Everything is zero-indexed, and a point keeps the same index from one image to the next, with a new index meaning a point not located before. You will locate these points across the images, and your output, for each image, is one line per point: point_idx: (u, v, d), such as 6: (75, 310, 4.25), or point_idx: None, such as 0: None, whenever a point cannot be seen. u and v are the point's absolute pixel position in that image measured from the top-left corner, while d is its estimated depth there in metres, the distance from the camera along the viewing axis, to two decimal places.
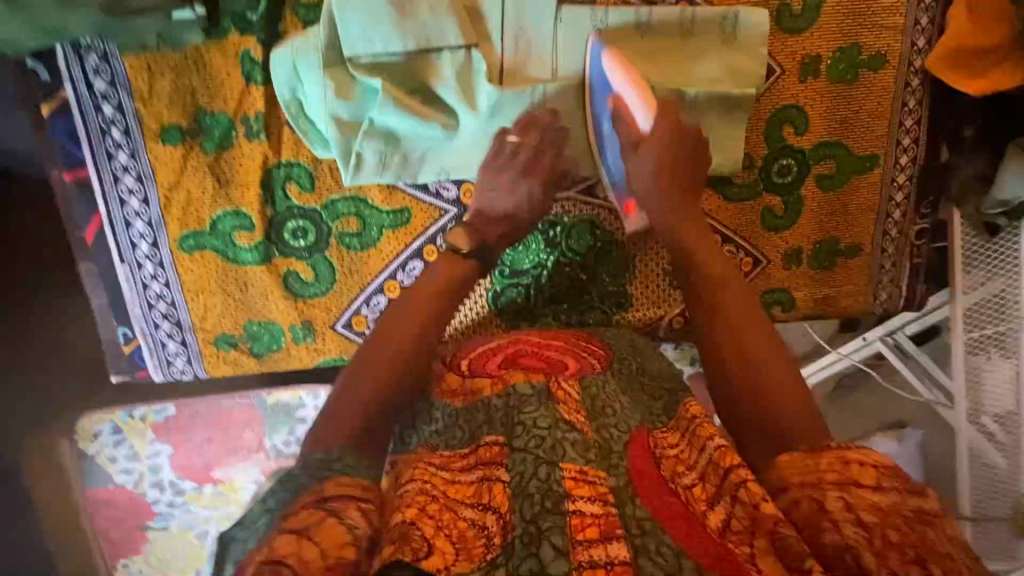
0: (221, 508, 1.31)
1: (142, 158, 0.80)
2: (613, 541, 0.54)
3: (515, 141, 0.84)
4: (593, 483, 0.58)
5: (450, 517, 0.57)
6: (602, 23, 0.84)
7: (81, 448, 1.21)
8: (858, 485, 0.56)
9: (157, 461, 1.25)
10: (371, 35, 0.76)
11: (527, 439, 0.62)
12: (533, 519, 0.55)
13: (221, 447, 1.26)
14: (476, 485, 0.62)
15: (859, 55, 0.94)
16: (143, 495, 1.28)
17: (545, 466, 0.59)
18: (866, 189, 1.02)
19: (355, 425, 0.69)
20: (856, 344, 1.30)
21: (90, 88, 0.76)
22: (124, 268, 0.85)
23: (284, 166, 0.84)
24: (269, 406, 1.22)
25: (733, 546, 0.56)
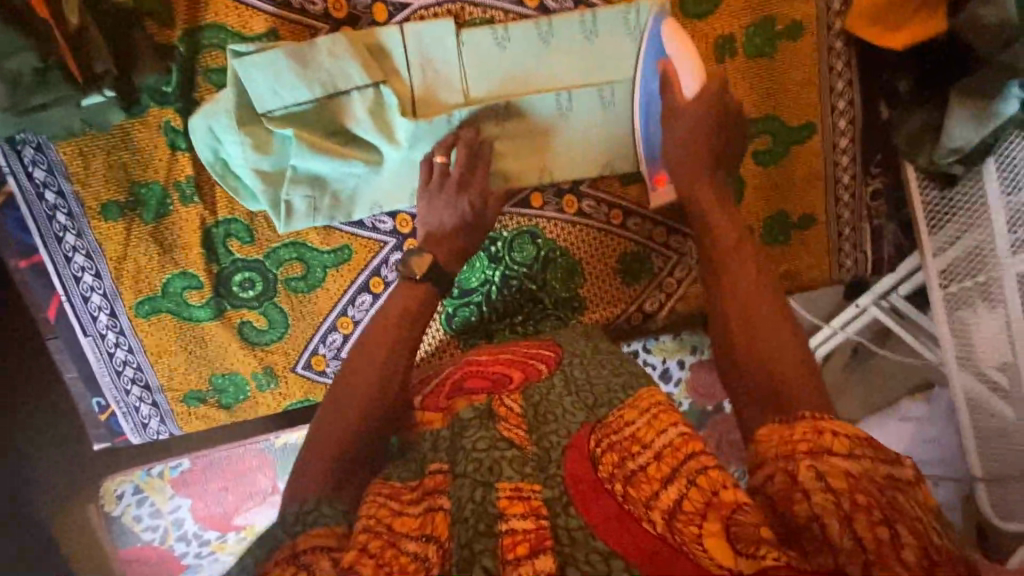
0: (249, 554, 1.27)
1: (87, 236, 0.85)
2: (540, 556, 0.52)
3: (442, 162, 0.83)
4: (527, 498, 0.56)
5: (391, 554, 0.55)
6: (505, 40, 0.86)
7: (107, 510, 1.23)
8: (829, 451, 0.54)
9: (179, 515, 1.24)
10: (278, 89, 0.79)
11: (466, 464, 0.59)
12: (467, 543, 0.53)
13: (237, 494, 1.25)
14: (423, 517, 0.59)
15: (774, 27, 0.93)
16: (171, 550, 1.25)
17: (480, 489, 0.56)
18: (808, 159, 1.00)
19: (328, 479, 0.65)
20: (849, 315, 1.14)
21: (31, 178, 0.82)
22: (89, 340, 0.89)
23: (222, 224, 0.87)
24: (279, 449, 1.25)
25: (680, 530, 0.54)
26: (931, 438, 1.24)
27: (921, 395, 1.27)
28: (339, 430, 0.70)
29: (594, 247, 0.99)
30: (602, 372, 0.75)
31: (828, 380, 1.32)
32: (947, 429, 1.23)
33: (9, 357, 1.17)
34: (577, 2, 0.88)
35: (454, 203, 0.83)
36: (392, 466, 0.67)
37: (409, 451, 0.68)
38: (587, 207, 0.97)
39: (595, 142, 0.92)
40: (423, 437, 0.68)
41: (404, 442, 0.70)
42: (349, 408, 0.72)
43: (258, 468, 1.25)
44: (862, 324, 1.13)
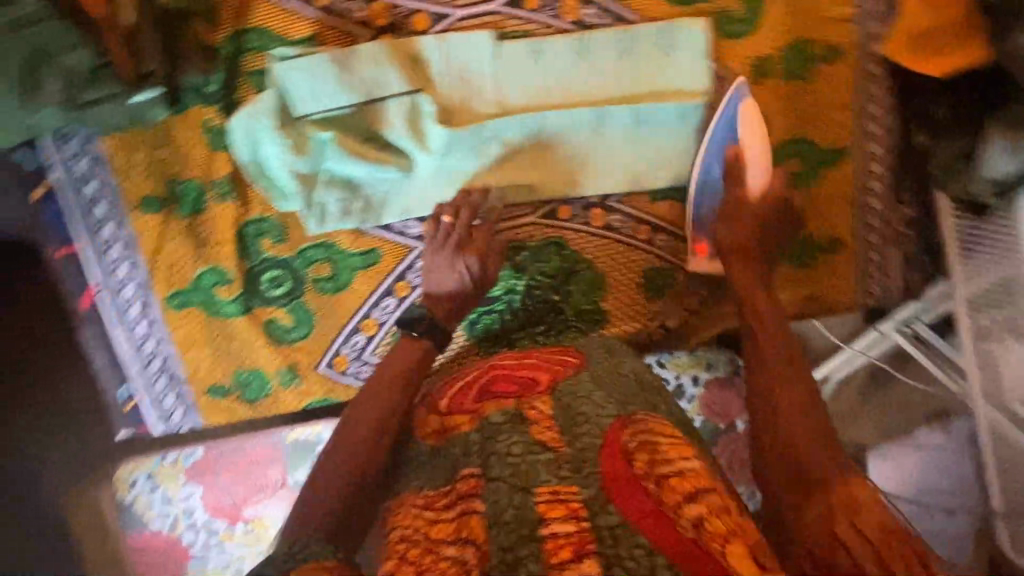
0: (255, 547, 1.26)
1: (126, 228, 0.87)
2: (584, 559, 0.56)
3: (449, 221, 0.86)
4: (565, 501, 0.60)
5: (431, 560, 0.61)
6: (541, 53, 0.87)
7: (119, 496, 1.26)
8: None
9: (190, 504, 1.26)
10: (320, 94, 0.82)
11: (501, 468, 0.63)
12: (510, 546, 0.57)
13: (248, 487, 1.27)
14: (457, 521, 0.64)
15: (811, 49, 0.93)
16: (180, 538, 1.27)
17: (519, 493, 0.61)
18: (837, 182, 1.00)
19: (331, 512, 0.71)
20: (871, 339, 1.10)
21: (75, 170, 0.84)
22: (120, 330, 0.91)
23: (256, 222, 0.89)
24: (291, 444, 1.26)
25: (708, 541, 0.57)
26: (948, 468, 1.20)
27: (938, 424, 1.22)
28: (345, 460, 0.75)
29: (619, 262, 0.99)
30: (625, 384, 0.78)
31: (843, 402, 1.31)
32: (965, 460, 1.19)
33: (38, 342, 1.20)
34: (615, 17, 0.88)
35: (453, 262, 0.87)
36: (420, 477, 0.72)
37: (439, 454, 0.73)
38: (614, 220, 0.97)
39: (626, 157, 0.93)
40: (455, 443, 0.72)
41: (434, 449, 0.75)
42: (373, 427, 0.78)
43: (269, 461, 1.27)
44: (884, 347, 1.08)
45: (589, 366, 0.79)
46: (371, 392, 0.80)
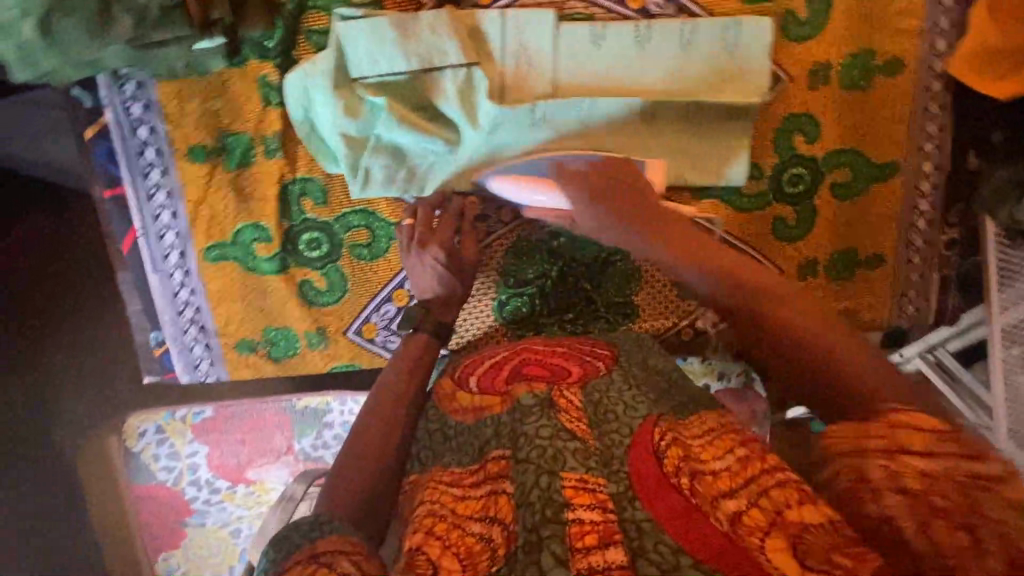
0: (254, 508, 1.31)
1: (172, 176, 0.87)
2: (612, 546, 0.55)
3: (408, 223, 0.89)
4: (593, 491, 0.59)
5: (457, 536, 0.60)
6: (602, 38, 0.86)
7: (128, 445, 1.27)
8: (907, 451, 0.53)
9: (195, 460, 1.28)
10: (376, 58, 0.81)
11: (529, 450, 0.63)
12: (534, 527, 0.57)
13: (254, 449, 1.28)
14: (485, 499, 0.64)
15: (874, 60, 0.91)
16: (182, 493, 1.29)
17: (546, 476, 0.60)
18: (885, 197, 0.98)
19: (357, 500, 0.70)
20: (893, 361, 1.04)
21: (128, 113, 0.84)
22: (156, 277, 0.91)
23: (299, 182, 0.90)
24: (299, 410, 1.27)
25: (744, 536, 0.56)
26: None
27: None
28: (374, 443, 0.76)
29: None
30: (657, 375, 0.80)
31: None
32: None
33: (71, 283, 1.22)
34: (680, 8, 0.87)
35: (420, 258, 0.87)
36: (449, 454, 0.73)
37: (465, 430, 0.74)
38: None
39: (674, 151, 0.92)
40: (484, 423, 0.72)
41: (462, 425, 0.75)
42: (395, 417, 0.79)
43: (277, 426, 1.28)
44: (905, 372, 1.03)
45: (623, 357, 0.82)
46: (382, 391, 0.82)
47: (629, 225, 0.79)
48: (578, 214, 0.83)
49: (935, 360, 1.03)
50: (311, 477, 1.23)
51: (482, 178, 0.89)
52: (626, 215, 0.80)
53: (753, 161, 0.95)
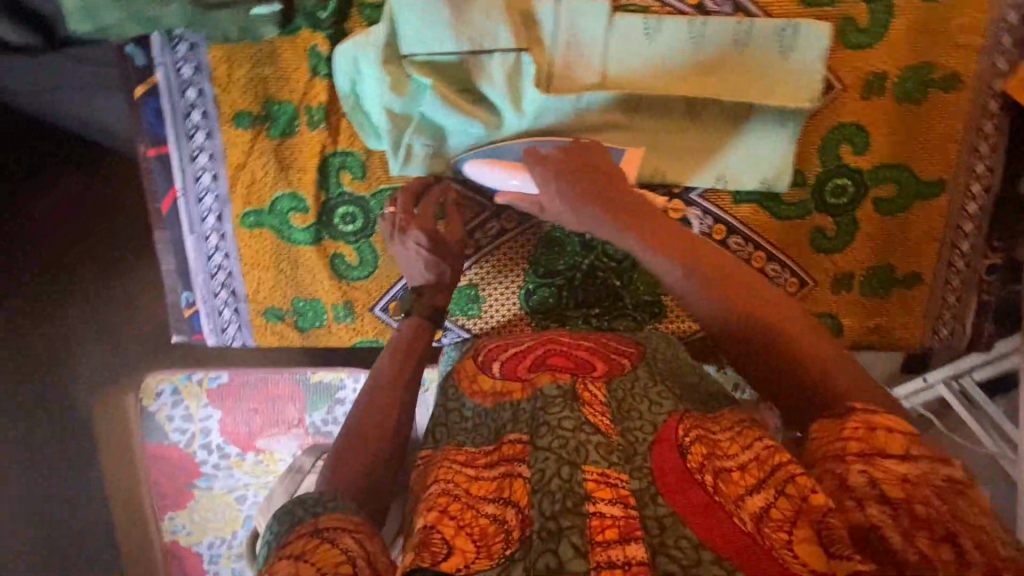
0: (261, 478, 1.32)
1: (215, 139, 0.88)
2: (632, 542, 0.53)
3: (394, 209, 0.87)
4: (614, 485, 0.58)
5: (471, 516, 0.58)
6: (655, 32, 0.85)
7: (144, 404, 1.30)
8: (882, 455, 0.54)
9: (208, 425, 1.30)
10: (428, 36, 0.80)
11: (551, 440, 0.61)
12: (553, 515, 0.54)
13: (265, 419, 1.30)
14: (497, 481, 0.63)
15: (932, 74, 0.88)
16: (193, 455, 1.32)
17: (568, 467, 0.58)
18: (930, 216, 0.95)
19: (360, 485, 0.69)
20: (915, 386, 1.12)
21: (177, 74, 0.85)
22: (192, 239, 0.93)
23: (340, 155, 0.90)
24: (312, 384, 1.28)
25: (769, 534, 0.55)
26: None
27: None
28: (375, 429, 0.75)
29: None
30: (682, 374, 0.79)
31: None
32: None
33: None
34: (736, 7, 0.86)
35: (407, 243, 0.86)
36: (464, 435, 0.74)
37: (483, 413, 0.75)
38: (692, 215, 0.95)
39: (716, 153, 0.91)
40: (503, 407, 0.73)
41: (480, 409, 0.76)
42: (391, 406, 0.77)
43: (290, 397, 1.29)
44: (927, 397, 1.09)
45: (649, 355, 0.82)
46: (377, 381, 0.79)
47: (586, 201, 0.78)
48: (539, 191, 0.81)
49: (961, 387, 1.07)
50: (319, 451, 1.25)
51: (460, 159, 0.89)
52: (589, 196, 0.78)
53: (796, 169, 0.93)
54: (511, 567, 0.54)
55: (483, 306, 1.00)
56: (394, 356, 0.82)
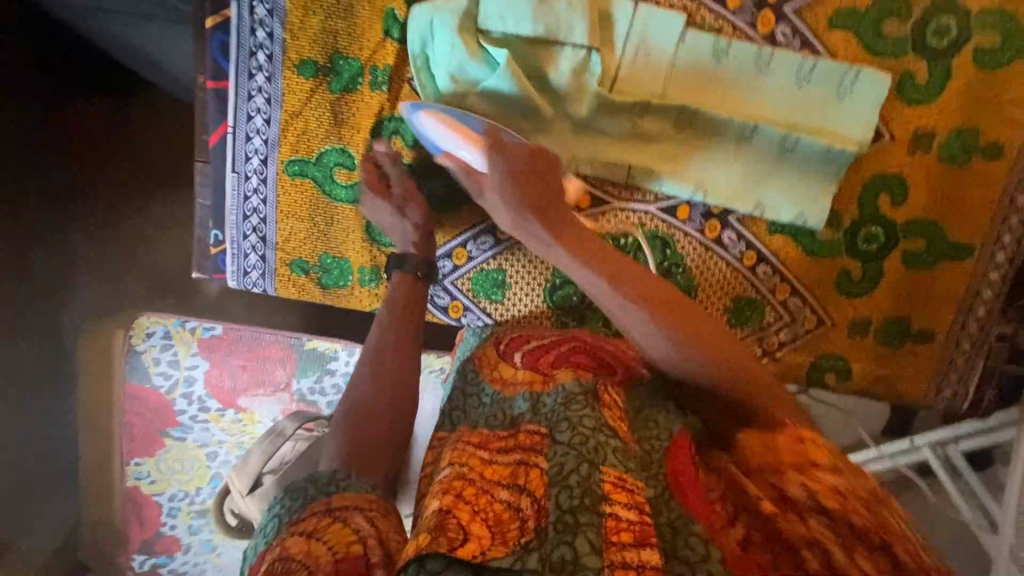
0: (236, 436, 1.26)
1: (276, 83, 0.89)
2: (646, 548, 0.53)
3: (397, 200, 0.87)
4: (631, 491, 0.58)
5: (485, 501, 0.58)
6: (723, 53, 0.87)
7: (131, 344, 1.25)
8: (815, 467, 0.60)
9: (194, 374, 1.26)
10: (507, 16, 0.82)
11: (570, 436, 0.61)
12: (570, 509, 0.55)
13: (251, 377, 1.26)
14: (513, 467, 0.63)
15: (976, 140, 0.91)
16: (172, 403, 1.26)
17: (587, 465, 0.58)
18: (953, 278, 0.97)
19: (355, 454, 0.69)
20: (901, 447, 1.19)
21: (251, 13, 0.86)
22: (233, 177, 0.93)
23: (394, 120, 0.90)
24: (307, 351, 1.26)
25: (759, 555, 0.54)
26: None
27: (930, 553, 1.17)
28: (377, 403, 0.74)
29: (715, 264, 0.98)
30: None
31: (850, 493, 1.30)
32: None
33: None
34: (805, 44, 0.88)
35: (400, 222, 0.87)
36: (478, 417, 0.75)
37: (499, 400, 0.75)
38: (726, 238, 0.97)
39: (759, 179, 0.92)
40: (518, 397, 0.73)
41: (498, 397, 0.76)
42: (387, 378, 0.77)
43: (280, 360, 1.27)
44: (912, 458, 1.16)
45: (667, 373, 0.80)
46: (377, 355, 0.79)
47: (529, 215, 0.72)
48: (488, 185, 0.74)
49: (944, 455, 1.14)
50: (303, 420, 1.24)
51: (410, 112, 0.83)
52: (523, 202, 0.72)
53: (833, 210, 0.95)
54: (527, 555, 0.53)
55: (507, 294, 1.01)
56: (394, 327, 0.81)
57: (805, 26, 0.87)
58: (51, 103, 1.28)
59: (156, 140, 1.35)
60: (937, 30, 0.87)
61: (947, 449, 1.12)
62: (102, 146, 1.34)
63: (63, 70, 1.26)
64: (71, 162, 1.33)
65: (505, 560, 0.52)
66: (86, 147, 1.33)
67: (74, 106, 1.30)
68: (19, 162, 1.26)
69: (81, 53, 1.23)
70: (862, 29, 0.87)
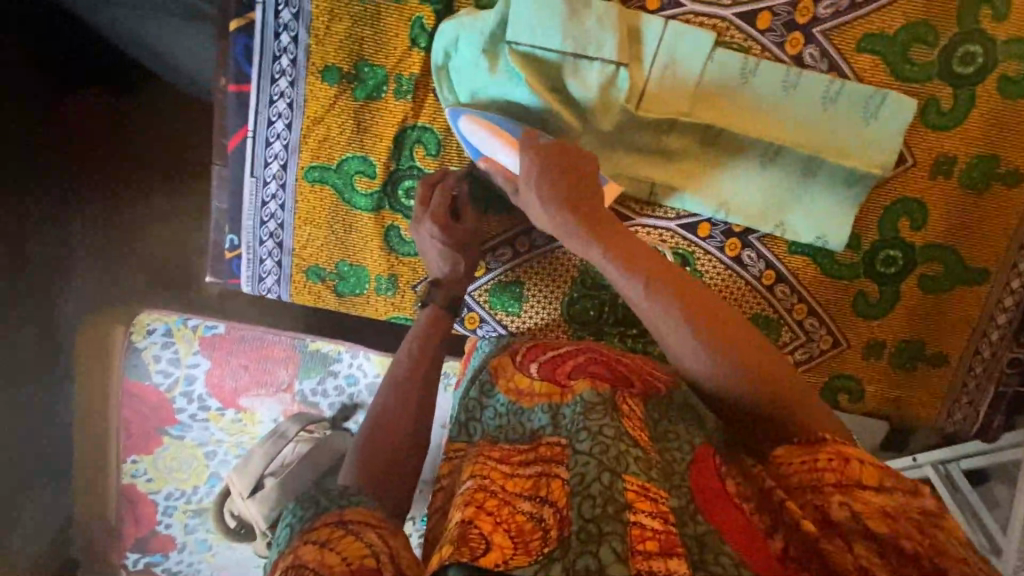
0: (235, 436, 1.24)
1: (298, 88, 0.87)
2: (673, 557, 0.53)
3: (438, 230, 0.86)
4: (655, 500, 0.57)
5: (507, 512, 0.57)
6: (750, 74, 0.86)
7: (132, 341, 1.23)
8: (861, 486, 0.58)
9: (194, 372, 1.24)
10: (536, 29, 0.81)
11: (592, 445, 0.61)
12: (594, 519, 0.54)
13: (253, 378, 1.24)
14: (533, 479, 0.62)
15: (997, 167, 0.92)
16: (172, 401, 1.24)
17: (608, 474, 0.58)
18: (967, 303, 0.98)
19: (381, 469, 0.68)
20: (904, 464, 1.20)
21: (276, 17, 0.84)
22: (252, 182, 0.92)
23: (418, 129, 0.90)
24: (309, 352, 1.25)
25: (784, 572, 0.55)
26: None
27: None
28: (402, 415, 0.73)
29: (732, 283, 0.98)
30: None
31: None
32: None
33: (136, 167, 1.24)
34: (832, 67, 0.88)
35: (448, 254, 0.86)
36: (494, 429, 0.74)
37: (515, 412, 0.75)
38: (746, 257, 0.97)
39: (781, 197, 0.92)
40: (537, 410, 0.72)
41: (513, 406, 0.76)
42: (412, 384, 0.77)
43: (283, 361, 1.25)
44: (914, 475, 1.18)
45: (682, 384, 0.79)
46: (402, 373, 0.77)
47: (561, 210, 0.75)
48: (523, 182, 0.77)
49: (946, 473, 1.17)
50: (305, 421, 1.24)
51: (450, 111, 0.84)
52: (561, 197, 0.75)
53: (853, 232, 0.95)
54: (549, 564, 0.52)
55: (524, 307, 1.00)
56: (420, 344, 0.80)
57: (833, 49, 0.88)
58: (49, 103, 1.27)
59: (157, 140, 1.32)
60: (963, 57, 0.87)
61: (950, 468, 1.14)
62: (101, 145, 1.32)
63: (63, 69, 1.25)
64: (71, 163, 1.32)
65: (527, 569, 0.52)
66: (86, 148, 1.32)
67: (74, 104, 1.29)
68: (19, 162, 1.24)
69: (82, 53, 1.22)
70: (888, 53, 0.87)
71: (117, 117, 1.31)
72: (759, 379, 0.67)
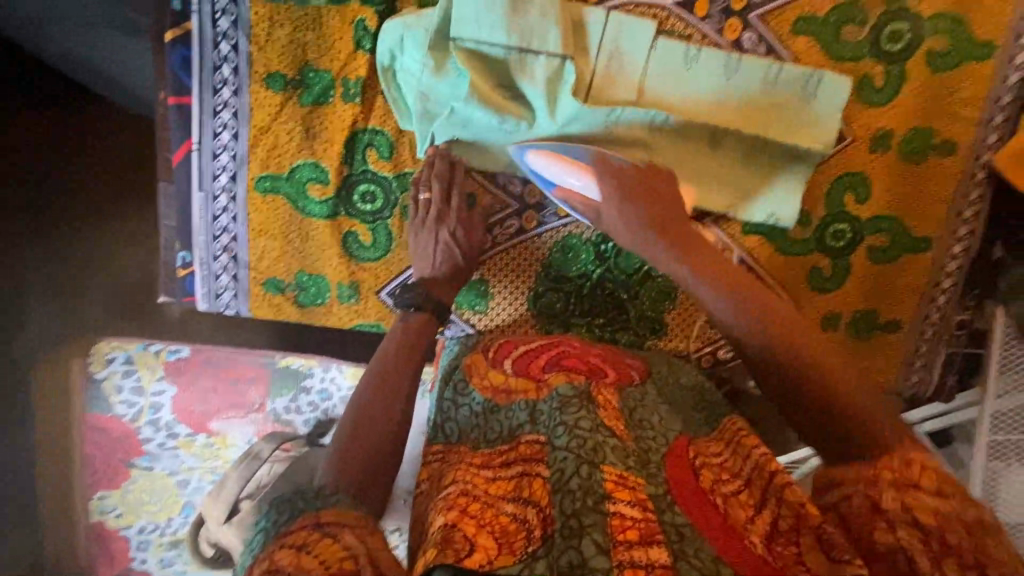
0: (208, 462, 1.22)
1: (243, 97, 0.86)
2: (653, 546, 0.53)
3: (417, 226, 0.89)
4: (632, 488, 0.57)
5: (491, 515, 0.58)
6: (694, 59, 0.88)
7: (92, 372, 1.18)
8: (918, 487, 0.56)
9: (160, 400, 1.19)
10: (480, 24, 0.81)
11: (569, 440, 0.60)
12: (575, 513, 0.54)
13: (223, 399, 1.21)
14: (515, 480, 0.63)
15: (931, 138, 0.96)
16: (138, 431, 1.20)
17: (587, 466, 0.57)
18: (914, 270, 1.02)
19: (355, 478, 0.66)
20: None
21: (214, 26, 0.83)
22: (200, 196, 0.89)
23: (369, 132, 0.89)
24: (279, 369, 1.20)
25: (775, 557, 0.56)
26: None
27: None
28: (376, 424, 0.72)
29: None
30: (674, 387, 0.82)
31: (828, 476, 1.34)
32: None
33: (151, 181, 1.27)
34: (770, 49, 0.91)
35: (433, 247, 0.88)
36: (471, 429, 0.75)
37: (492, 409, 0.75)
38: None
39: (732, 177, 0.94)
40: (518, 406, 0.72)
41: (489, 405, 0.76)
42: (394, 391, 0.76)
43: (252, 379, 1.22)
44: None
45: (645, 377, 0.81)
46: (380, 377, 0.77)
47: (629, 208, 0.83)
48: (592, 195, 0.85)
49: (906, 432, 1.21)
50: (281, 439, 1.19)
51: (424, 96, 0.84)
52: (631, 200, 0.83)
53: (803, 209, 0.99)
54: (533, 562, 0.53)
55: (491, 304, 1.00)
56: (402, 363, 0.79)
57: (769, 32, 0.90)
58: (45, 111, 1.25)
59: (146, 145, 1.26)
60: (891, 34, 0.91)
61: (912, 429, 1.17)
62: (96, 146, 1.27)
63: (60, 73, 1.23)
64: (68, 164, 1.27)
65: (511, 568, 0.52)
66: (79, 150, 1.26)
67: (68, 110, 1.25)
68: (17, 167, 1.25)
69: None
70: (822, 34, 0.91)
71: (113, 127, 1.22)
72: (773, 346, 0.69)
